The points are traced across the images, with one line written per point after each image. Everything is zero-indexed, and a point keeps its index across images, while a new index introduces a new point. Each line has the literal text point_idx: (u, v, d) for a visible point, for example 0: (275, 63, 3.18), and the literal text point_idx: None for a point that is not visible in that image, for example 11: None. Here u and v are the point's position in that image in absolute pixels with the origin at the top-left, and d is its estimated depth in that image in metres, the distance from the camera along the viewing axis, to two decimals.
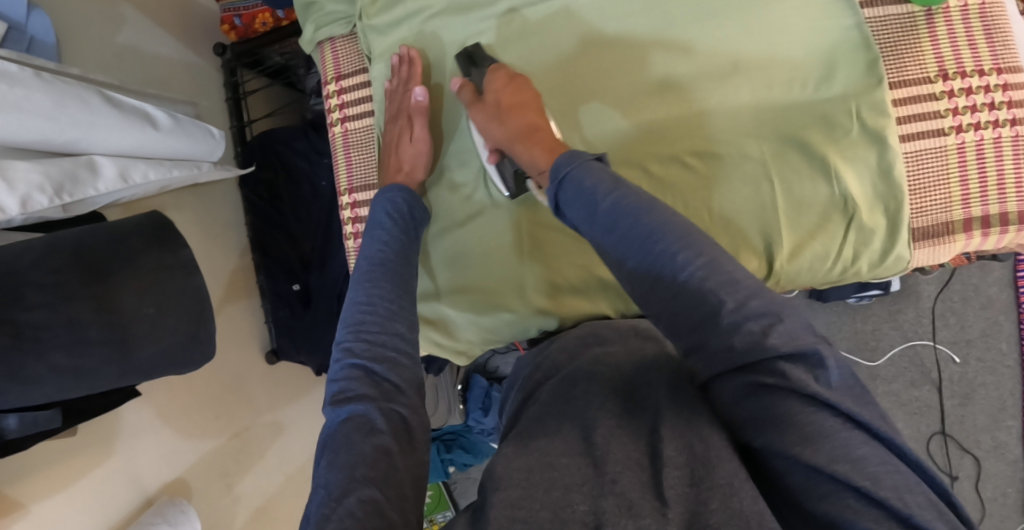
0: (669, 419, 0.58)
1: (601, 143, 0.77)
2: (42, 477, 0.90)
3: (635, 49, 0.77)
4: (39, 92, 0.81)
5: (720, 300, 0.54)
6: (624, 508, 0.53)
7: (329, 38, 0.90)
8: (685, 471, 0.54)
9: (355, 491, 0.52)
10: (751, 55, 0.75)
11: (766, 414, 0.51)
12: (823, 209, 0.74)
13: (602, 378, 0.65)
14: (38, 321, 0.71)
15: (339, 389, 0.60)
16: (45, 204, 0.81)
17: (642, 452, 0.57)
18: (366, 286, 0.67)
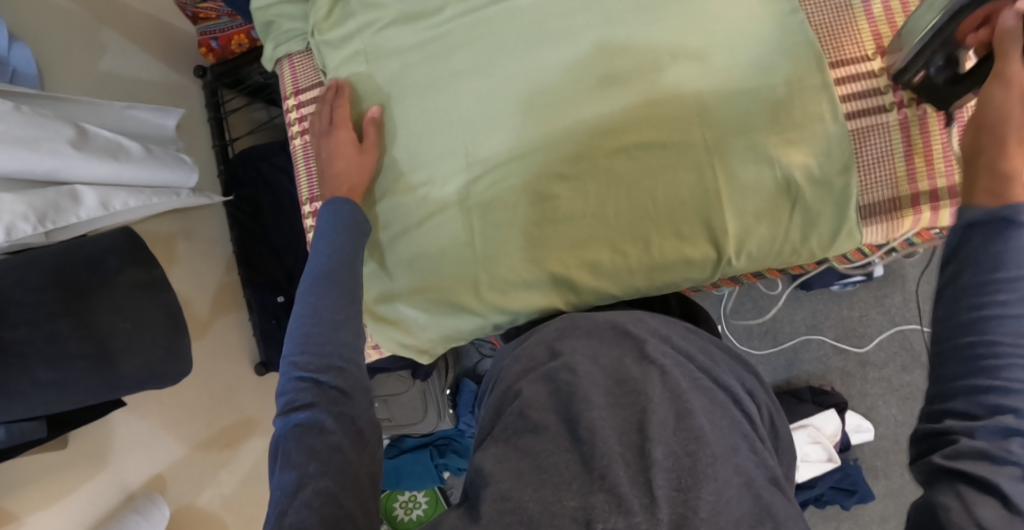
0: (656, 420, 0.62)
1: (546, 140, 0.77)
2: (34, 489, 0.93)
3: (575, 45, 0.78)
4: (17, 125, 0.85)
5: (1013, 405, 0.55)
6: (613, 504, 0.57)
7: (287, 55, 0.94)
8: (673, 473, 0.59)
9: (309, 484, 0.58)
10: (692, 42, 0.74)
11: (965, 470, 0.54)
12: (773, 191, 0.74)
13: (585, 374, 0.68)
14: (21, 337, 0.75)
15: (293, 396, 0.64)
16: (30, 232, 0.86)
17: (627, 447, 0.61)
18: (311, 299, 0.70)
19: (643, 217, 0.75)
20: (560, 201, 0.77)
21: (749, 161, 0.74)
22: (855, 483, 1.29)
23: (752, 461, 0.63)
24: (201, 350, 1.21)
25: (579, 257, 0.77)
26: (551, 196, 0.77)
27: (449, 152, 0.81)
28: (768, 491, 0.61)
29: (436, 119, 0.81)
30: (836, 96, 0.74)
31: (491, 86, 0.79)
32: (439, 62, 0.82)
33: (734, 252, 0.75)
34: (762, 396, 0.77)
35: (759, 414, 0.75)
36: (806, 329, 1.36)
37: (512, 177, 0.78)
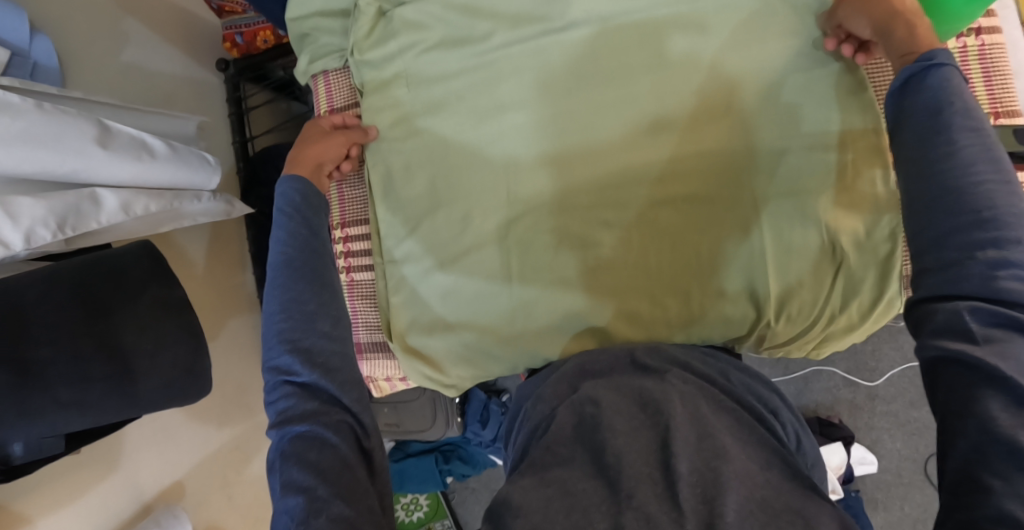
0: (678, 438, 0.62)
1: (591, 185, 0.81)
2: (47, 493, 0.93)
3: (625, 89, 0.79)
4: (39, 123, 0.82)
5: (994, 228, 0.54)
6: (642, 520, 0.56)
7: (322, 71, 0.94)
8: (696, 488, 0.58)
9: (323, 510, 0.58)
10: (740, 95, 0.76)
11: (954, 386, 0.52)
12: (818, 255, 0.75)
13: (609, 403, 0.69)
14: (44, 357, 0.76)
15: (288, 408, 0.65)
16: (48, 237, 0.84)
17: (654, 467, 0.61)
18: (279, 291, 0.71)
19: (681, 271, 0.79)
20: (602, 249, 0.80)
21: (796, 225, 0.75)
22: (856, 514, 1.31)
23: (782, 477, 0.61)
24: (215, 351, 1.21)
25: (618, 306, 0.80)
26: (593, 242, 0.81)
27: (493, 189, 0.83)
28: (797, 501, 0.58)
29: (482, 155, 0.83)
30: (887, 160, 0.75)
31: (543, 125, 0.81)
32: (485, 93, 0.83)
33: (775, 315, 0.77)
34: (788, 413, 0.76)
35: (785, 431, 0.73)
36: (818, 360, 1.36)
37: (557, 221, 0.82)
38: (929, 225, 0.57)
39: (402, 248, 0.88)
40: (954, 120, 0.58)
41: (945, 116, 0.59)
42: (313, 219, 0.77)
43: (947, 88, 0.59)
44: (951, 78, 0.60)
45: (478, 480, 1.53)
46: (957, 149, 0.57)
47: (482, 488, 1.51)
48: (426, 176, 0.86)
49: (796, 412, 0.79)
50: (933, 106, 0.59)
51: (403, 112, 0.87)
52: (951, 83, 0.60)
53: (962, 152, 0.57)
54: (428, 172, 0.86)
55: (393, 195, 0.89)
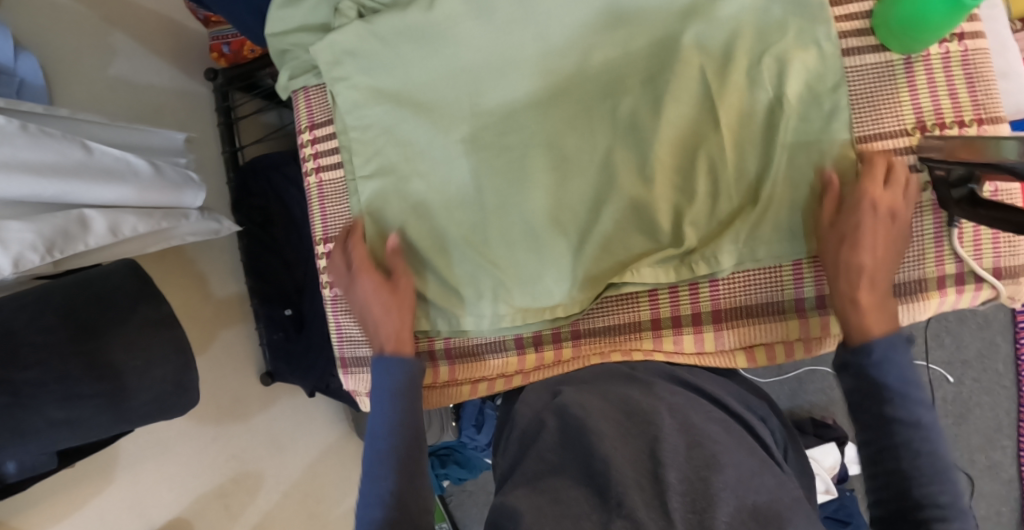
0: (667, 447, 0.63)
1: (554, 137, 0.80)
2: (43, 508, 0.95)
3: (587, 44, 0.79)
4: (24, 148, 0.84)
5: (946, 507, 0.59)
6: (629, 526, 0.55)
7: (303, 87, 0.93)
8: (686, 498, 0.58)
9: None
10: (705, 47, 0.77)
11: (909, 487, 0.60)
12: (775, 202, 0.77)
13: (595, 408, 0.71)
14: (34, 378, 0.77)
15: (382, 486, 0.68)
16: (37, 261, 0.84)
17: (642, 475, 0.61)
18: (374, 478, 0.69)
19: (643, 216, 0.80)
20: (568, 199, 0.81)
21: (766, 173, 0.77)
22: (851, 514, 1.31)
23: (775, 482, 0.64)
24: (208, 363, 1.21)
25: (588, 249, 0.81)
26: (561, 192, 0.81)
27: (457, 139, 0.83)
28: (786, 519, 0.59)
29: (445, 110, 0.83)
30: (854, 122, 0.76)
31: (507, 78, 0.81)
32: (445, 44, 0.82)
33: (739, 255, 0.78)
34: (773, 421, 0.79)
35: (772, 441, 0.76)
36: (811, 360, 1.36)
37: (520, 173, 0.81)
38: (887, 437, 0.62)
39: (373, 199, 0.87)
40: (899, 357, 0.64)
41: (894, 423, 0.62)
42: (414, 404, 0.75)
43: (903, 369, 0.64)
44: (904, 366, 0.64)
45: (475, 483, 1.54)
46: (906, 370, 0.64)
47: (479, 490, 1.53)
48: (424, 188, 0.85)
49: (784, 421, 0.84)
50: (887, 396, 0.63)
51: (405, 126, 0.85)
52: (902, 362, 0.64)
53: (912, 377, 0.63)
54: (425, 185, 0.85)
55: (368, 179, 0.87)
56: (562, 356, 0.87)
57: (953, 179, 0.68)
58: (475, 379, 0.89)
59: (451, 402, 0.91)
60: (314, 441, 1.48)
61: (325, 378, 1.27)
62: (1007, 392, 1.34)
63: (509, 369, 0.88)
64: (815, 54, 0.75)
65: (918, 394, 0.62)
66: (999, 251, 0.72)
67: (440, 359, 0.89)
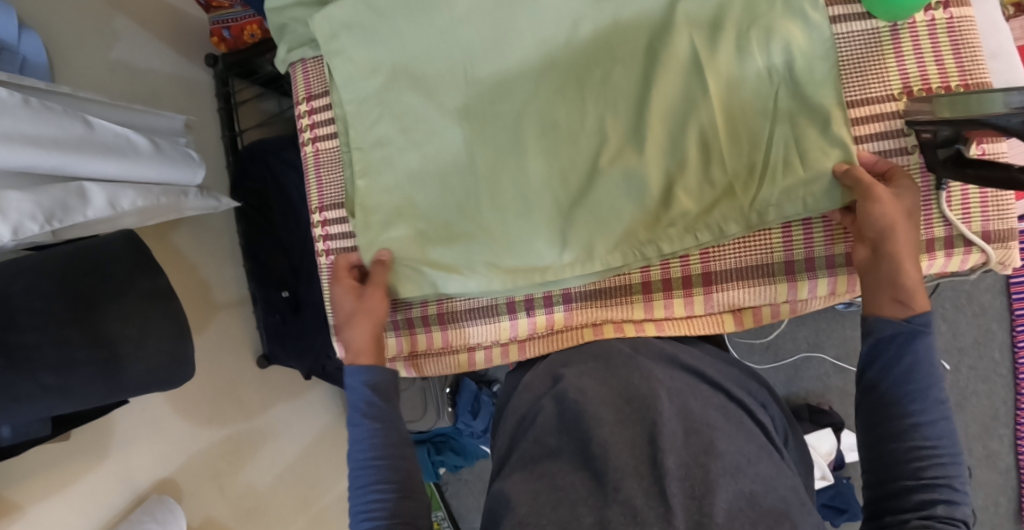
0: (665, 433, 0.64)
1: (547, 104, 0.82)
2: (38, 481, 0.94)
3: (577, 13, 0.80)
4: (25, 120, 0.84)
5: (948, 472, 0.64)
6: (629, 517, 0.57)
7: (300, 59, 0.94)
8: (686, 482, 0.60)
9: None
10: (694, 15, 0.78)
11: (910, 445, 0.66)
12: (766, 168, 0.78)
13: (594, 393, 0.71)
14: (29, 341, 0.77)
15: (376, 493, 0.73)
16: (37, 231, 0.85)
17: (641, 460, 0.62)
18: (367, 494, 0.74)
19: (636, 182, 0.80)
20: (560, 165, 0.82)
21: (758, 137, 0.78)
22: (846, 502, 1.30)
23: (774, 471, 0.64)
24: (205, 344, 1.22)
25: (579, 215, 0.81)
26: (554, 160, 0.82)
27: (450, 108, 0.84)
28: (782, 502, 0.61)
29: (439, 79, 0.84)
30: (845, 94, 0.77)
31: (498, 47, 0.82)
32: (436, 15, 0.83)
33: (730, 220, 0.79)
34: (774, 406, 0.79)
35: (773, 426, 0.76)
36: (807, 347, 1.36)
37: (512, 141, 0.83)
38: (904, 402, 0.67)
39: (367, 167, 0.88)
40: (926, 348, 0.68)
41: (916, 392, 0.67)
42: (392, 414, 0.79)
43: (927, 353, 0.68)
44: (933, 352, 0.68)
45: (471, 471, 1.54)
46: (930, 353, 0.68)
47: (475, 479, 1.52)
48: (418, 159, 0.86)
49: (784, 410, 0.82)
50: (914, 376, 0.67)
51: (401, 99, 0.86)
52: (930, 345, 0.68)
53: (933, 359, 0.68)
54: (419, 156, 0.86)
55: (364, 149, 0.88)
56: (555, 323, 0.87)
57: (940, 140, 0.70)
58: (470, 345, 0.91)
59: (450, 367, 0.94)
60: (309, 427, 1.48)
61: (320, 360, 1.30)
62: (1003, 380, 1.34)
63: (502, 335, 0.89)
64: (803, 20, 0.76)
65: (938, 384, 0.67)
66: (987, 216, 0.74)
67: (433, 325, 0.91)
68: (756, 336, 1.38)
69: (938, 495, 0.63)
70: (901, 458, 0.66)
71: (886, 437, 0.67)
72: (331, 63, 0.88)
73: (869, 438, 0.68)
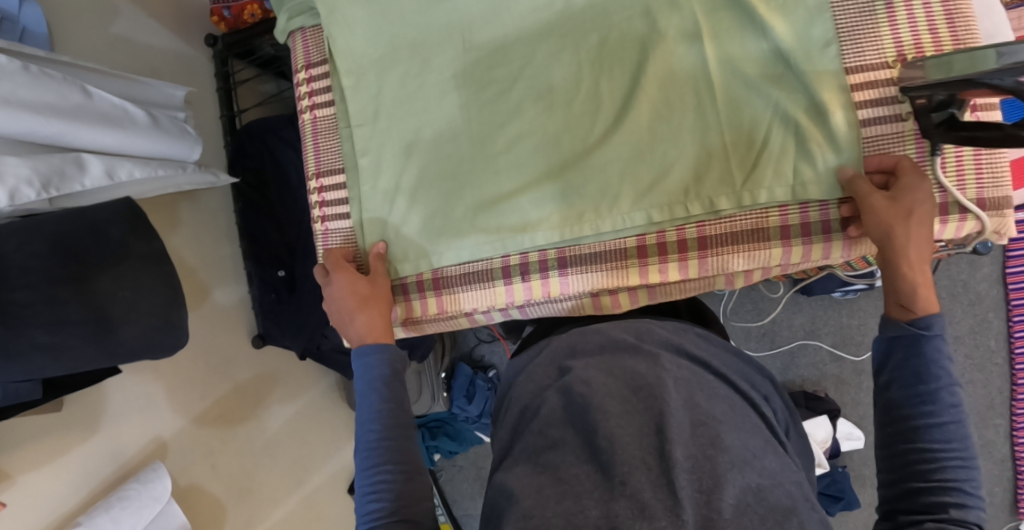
0: (674, 424, 0.63)
1: (546, 73, 0.83)
2: (28, 451, 0.93)
3: None
4: (23, 84, 0.85)
5: (960, 474, 0.60)
6: (636, 511, 0.57)
7: (300, 29, 0.95)
8: (695, 477, 0.60)
9: None
10: None
11: (916, 447, 0.62)
12: (760, 139, 0.78)
13: (601, 386, 0.69)
14: (24, 299, 0.78)
15: (382, 474, 0.69)
16: (33, 197, 0.85)
17: (648, 452, 0.62)
18: (373, 473, 0.69)
19: (631, 149, 0.81)
20: (554, 131, 0.83)
21: (752, 106, 0.78)
22: (842, 490, 1.30)
23: (779, 467, 0.64)
24: (200, 321, 1.21)
25: (571, 182, 0.82)
26: (549, 126, 0.83)
27: (449, 76, 0.85)
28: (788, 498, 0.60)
29: (437, 46, 0.85)
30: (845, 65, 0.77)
31: (499, 16, 0.83)
32: None
33: (721, 189, 0.79)
34: (777, 401, 0.80)
35: (776, 419, 0.76)
36: (803, 334, 1.36)
37: (508, 108, 0.84)
38: (909, 403, 0.64)
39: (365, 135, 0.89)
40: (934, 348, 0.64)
41: (923, 393, 0.63)
42: (400, 392, 0.75)
43: (936, 357, 0.64)
44: (946, 353, 0.65)
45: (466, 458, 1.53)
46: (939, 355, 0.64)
47: (470, 466, 1.52)
48: (415, 124, 0.87)
49: (786, 401, 0.83)
50: (922, 374, 0.64)
51: (399, 66, 0.87)
52: (941, 350, 0.64)
53: (941, 360, 0.64)
54: (417, 124, 0.87)
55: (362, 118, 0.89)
56: (550, 290, 0.86)
57: (934, 104, 0.71)
58: (465, 311, 0.91)
59: (448, 326, 0.96)
60: (302, 410, 1.47)
61: (315, 337, 1.29)
62: (999, 370, 1.33)
63: (498, 301, 0.88)
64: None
65: (951, 384, 0.63)
66: (982, 182, 0.74)
67: (428, 290, 0.90)
68: (753, 322, 1.37)
69: (949, 499, 0.59)
70: (911, 460, 0.62)
71: (895, 439, 0.64)
72: (329, 32, 0.88)
73: (880, 438, 0.65)
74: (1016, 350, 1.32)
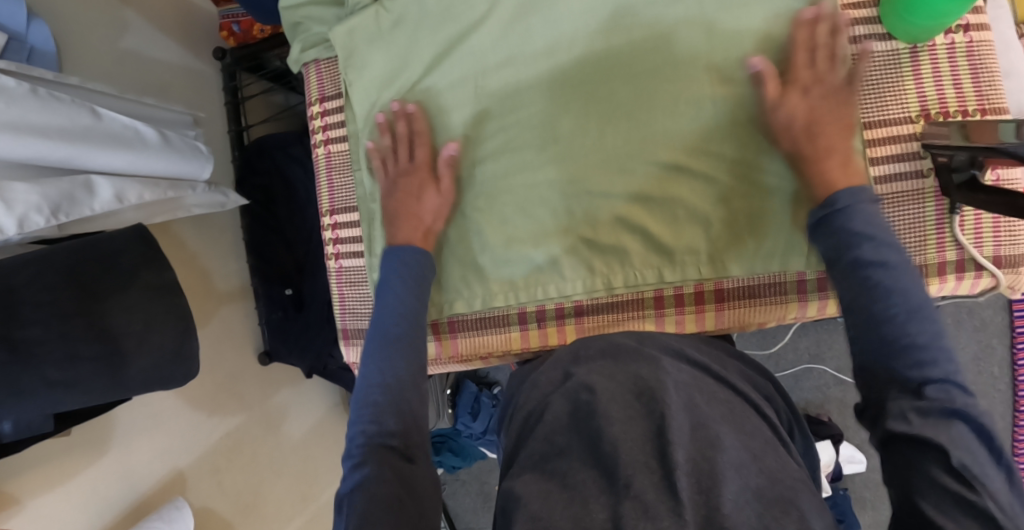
0: (674, 426, 0.64)
1: (553, 124, 0.82)
2: (37, 475, 0.93)
3: (583, 40, 0.81)
4: (32, 109, 0.83)
5: (931, 359, 0.62)
6: (640, 511, 0.57)
7: (314, 60, 0.94)
8: (692, 478, 0.60)
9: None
10: (707, 44, 0.78)
11: (880, 344, 0.64)
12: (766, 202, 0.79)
13: (604, 389, 0.70)
14: (33, 336, 0.77)
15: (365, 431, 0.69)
16: (42, 223, 0.84)
17: (650, 456, 0.62)
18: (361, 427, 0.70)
19: (638, 205, 0.81)
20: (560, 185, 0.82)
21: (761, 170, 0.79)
22: (843, 512, 1.29)
23: (779, 464, 0.64)
24: (207, 339, 1.21)
25: (577, 235, 0.83)
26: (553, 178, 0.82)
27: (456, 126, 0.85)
28: (791, 490, 0.61)
29: (446, 96, 0.85)
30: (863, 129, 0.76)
31: (508, 68, 0.83)
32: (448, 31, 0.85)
33: (725, 247, 0.81)
34: (782, 403, 0.79)
35: (777, 420, 0.76)
36: (808, 358, 1.36)
37: (514, 159, 0.83)
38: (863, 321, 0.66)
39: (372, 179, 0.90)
40: (923, 318, 0.63)
41: (875, 295, 0.66)
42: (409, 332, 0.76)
43: (873, 257, 0.67)
44: (890, 251, 0.67)
45: (469, 472, 1.55)
46: (884, 262, 0.66)
47: (473, 480, 1.53)
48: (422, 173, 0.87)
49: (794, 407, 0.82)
50: (887, 327, 0.64)
51: (408, 113, 0.87)
52: (879, 242, 0.68)
53: (886, 266, 0.66)
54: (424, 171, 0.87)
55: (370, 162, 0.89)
56: (567, 337, 0.87)
57: (955, 164, 0.72)
58: (483, 354, 0.91)
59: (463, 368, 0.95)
60: (307, 424, 1.48)
61: (323, 356, 1.30)
62: (1002, 396, 1.34)
63: (513, 346, 0.88)
64: (811, 57, 0.77)
65: (894, 277, 0.66)
66: (999, 240, 0.75)
67: (443, 332, 0.90)
68: (758, 346, 1.38)
69: (922, 386, 0.61)
70: (883, 371, 0.64)
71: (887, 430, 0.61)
72: (345, 74, 0.89)
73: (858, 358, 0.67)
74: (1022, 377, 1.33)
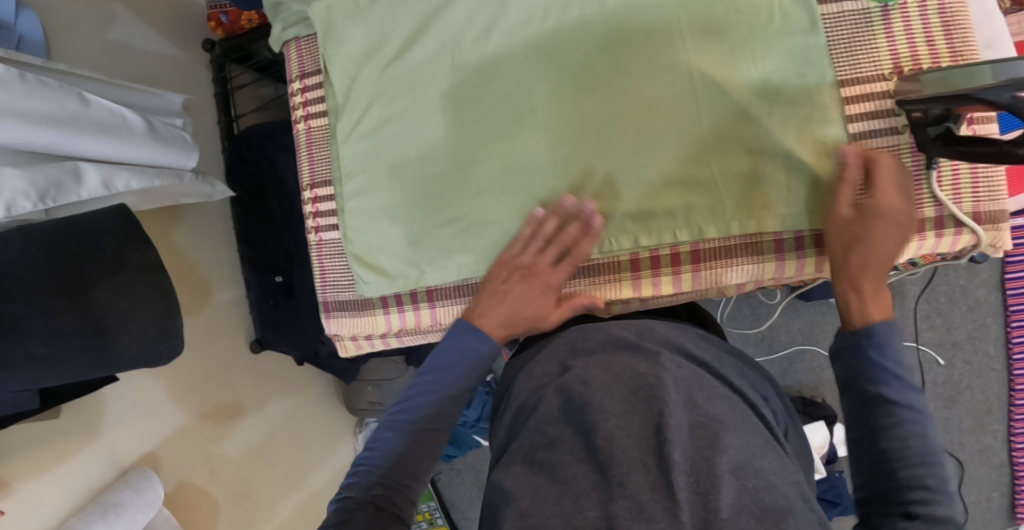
0: (672, 424, 0.63)
1: (530, 95, 0.82)
2: (27, 460, 0.93)
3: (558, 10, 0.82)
4: (21, 93, 0.84)
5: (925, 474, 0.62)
6: (635, 511, 0.57)
7: (295, 38, 0.95)
8: (691, 478, 0.59)
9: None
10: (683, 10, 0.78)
11: (878, 450, 0.64)
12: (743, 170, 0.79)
13: (602, 384, 0.69)
14: (18, 310, 0.78)
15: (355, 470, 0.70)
16: (29, 208, 0.85)
17: (647, 453, 0.61)
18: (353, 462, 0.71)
19: (615, 173, 0.81)
20: (536, 156, 0.82)
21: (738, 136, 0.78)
22: (839, 494, 1.29)
23: (778, 466, 0.63)
24: (198, 328, 1.22)
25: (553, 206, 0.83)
26: (529, 148, 0.83)
27: (433, 99, 0.85)
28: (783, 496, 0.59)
29: (423, 70, 0.86)
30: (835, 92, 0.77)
31: (485, 40, 0.84)
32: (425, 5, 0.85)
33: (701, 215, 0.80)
34: (777, 401, 0.79)
35: (775, 420, 0.75)
36: (801, 339, 1.36)
37: (491, 131, 0.84)
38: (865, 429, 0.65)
39: (350, 154, 0.90)
40: (929, 444, 0.63)
41: (883, 413, 0.65)
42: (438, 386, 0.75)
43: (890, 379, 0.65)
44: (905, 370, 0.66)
45: (464, 462, 1.54)
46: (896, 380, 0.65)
47: (468, 470, 1.53)
48: (402, 147, 0.88)
49: (787, 404, 0.82)
50: (888, 435, 0.64)
51: (386, 88, 0.87)
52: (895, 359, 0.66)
53: (897, 386, 0.65)
54: (403, 145, 0.87)
55: (349, 137, 0.90)
56: None
57: (930, 118, 0.72)
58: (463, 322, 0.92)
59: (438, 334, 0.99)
60: (299, 415, 1.48)
61: (314, 344, 1.31)
62: (997, 375, 1.33)
63: None
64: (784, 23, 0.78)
65: (906, 395, 0.64)
66: (977, 196, 0.75)
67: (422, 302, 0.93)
68: (750, 328, 1.37)
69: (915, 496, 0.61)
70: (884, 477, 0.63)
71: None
72: (324, 48, 0.90)
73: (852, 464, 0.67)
74: (1016, 355, 1.32)
